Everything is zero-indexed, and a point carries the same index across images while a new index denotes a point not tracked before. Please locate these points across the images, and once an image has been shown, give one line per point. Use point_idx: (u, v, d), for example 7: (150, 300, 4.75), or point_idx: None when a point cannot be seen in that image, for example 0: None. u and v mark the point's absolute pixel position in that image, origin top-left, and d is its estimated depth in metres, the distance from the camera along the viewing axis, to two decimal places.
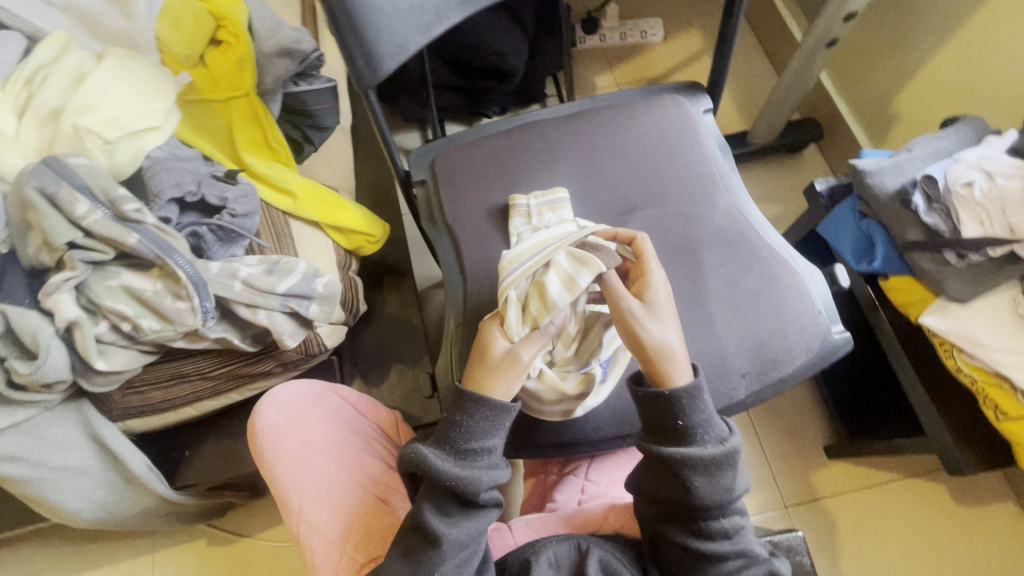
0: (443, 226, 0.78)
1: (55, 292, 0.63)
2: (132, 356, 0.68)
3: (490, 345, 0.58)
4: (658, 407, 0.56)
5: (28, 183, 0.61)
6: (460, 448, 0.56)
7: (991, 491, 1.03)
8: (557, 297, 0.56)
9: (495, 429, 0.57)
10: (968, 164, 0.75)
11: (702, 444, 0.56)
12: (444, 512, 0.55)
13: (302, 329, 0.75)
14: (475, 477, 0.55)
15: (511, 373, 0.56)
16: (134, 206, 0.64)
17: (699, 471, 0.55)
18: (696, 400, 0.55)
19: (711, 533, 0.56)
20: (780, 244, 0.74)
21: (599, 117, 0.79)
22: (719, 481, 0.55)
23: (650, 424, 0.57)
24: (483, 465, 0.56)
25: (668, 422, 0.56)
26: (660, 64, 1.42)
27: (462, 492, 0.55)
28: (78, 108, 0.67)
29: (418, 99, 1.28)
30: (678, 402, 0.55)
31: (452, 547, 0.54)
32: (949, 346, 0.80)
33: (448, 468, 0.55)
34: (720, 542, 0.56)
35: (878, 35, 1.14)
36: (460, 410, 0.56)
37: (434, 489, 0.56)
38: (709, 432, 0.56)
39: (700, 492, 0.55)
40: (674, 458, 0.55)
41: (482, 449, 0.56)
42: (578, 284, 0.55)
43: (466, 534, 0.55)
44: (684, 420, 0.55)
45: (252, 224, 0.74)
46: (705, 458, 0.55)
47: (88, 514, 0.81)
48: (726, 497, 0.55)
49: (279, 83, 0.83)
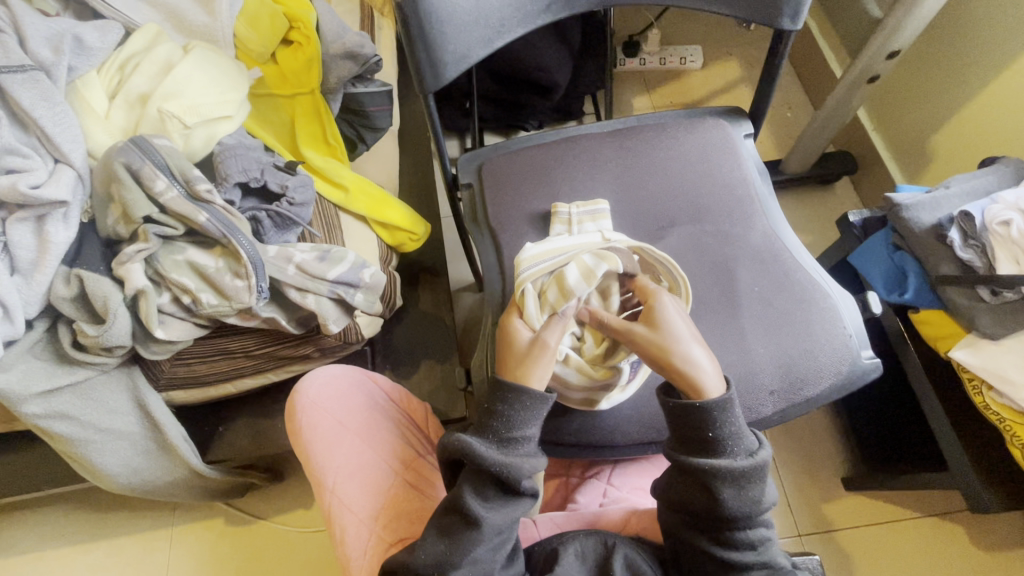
0: (486, 228, 0.81)
1: (128, 261, 0.67)
2: (187, 329, 0.73)
3: (515, 337, 0.62)
4: (691, 419, 0.57)
5: (117, 159, 0.67)
6: (501, 436, 0.58)
7: (1015, 538, 1.01)
8: (575, 284, 0.61)
9: (534, 418, 0.59)
10: (1006, 204, 0.76)
11: (731, 455, 0.57)
12: (484, 496, 0.57)
13: (345, 317, 0.78)
14: (517, 464, 0.57)
15: (540, 359, 0.60)
16: (206, 187, 0.70)
17: (727, 483, 0.56)
18: (728, 412, 0.56)
19: (737, 543, 0.57)
20: (814, 268, 0.76)
21: (643, 134, 0.82)
22: (747, 493, 0.56)
23: (680, 433, 0.58)
24: (522, 453, 0.59)
25: (698, 433, 0.57)
26: (697, 89, 1.46)
27: (504, 478, 0.57)
28: (166, 94, 0.73)
29: (462, 108, 1.33)
30: (709, 414, 0.56)
31: (488, 532, 0.56)
32: (979, 382, 0.80)
33: (491, 454, 0.57)
34: (746, 551, 0.57)
35: (916, 75, 1.16)
36: (501, 400, 0.59)
37: (477, 474, 0.58)
38: (739, 444, 0.57)
39: (728, 502, 0.56)
40: (704, 469, 0.56)
41: (522, 438, 0.59)
42: (596, 273, 0.62)
43: (503, 520, 0.57)
44: (715, 432, 0.56)
45: (306, 214, 0.78)
46: (735, 470, 0.56)
47: (123, 479, 0.84)
48: (754, 509, 0.56)
49: (341, 83, 0.88)
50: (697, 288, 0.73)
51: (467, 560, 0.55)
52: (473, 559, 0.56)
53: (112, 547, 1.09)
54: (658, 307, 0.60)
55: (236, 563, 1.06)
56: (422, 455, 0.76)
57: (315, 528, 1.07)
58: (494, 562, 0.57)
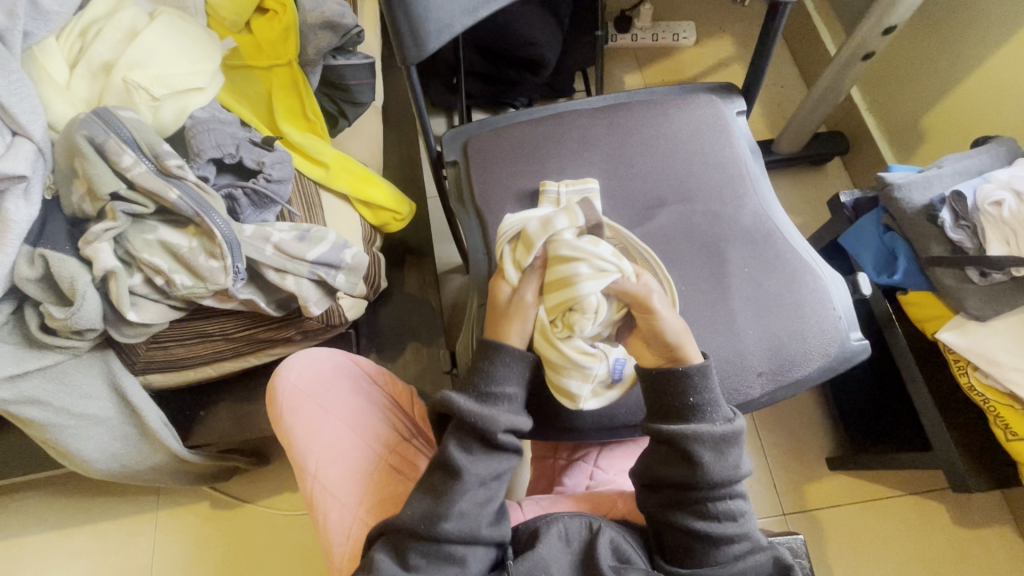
0: (471, 208, 0.78)
1: (96, 240, 0.64)
2: (162, 311, 0.70)
3: (497, 295, 0.63)
4: (670, 383, 0.58)
5: (79, 131, 0.64)
6: (481, 391, 0.60)
7: (992, 513, 1.03)
8: (534, 235, 0.61)
9: (516, 376, 0.60)
10: (998, 183, 0.75)
11: (709, 421, 0.58)
12: (467, 448, 0.58)
13: (326, 298, 0.76)
14: (494, 417, 0.58)
15: (518, 316, 0.62)
16: (177, 162, 0.66)
17: (707, 447, 0.57)
18: (706, 376, 0.58)
19: (718, 516, 0.57)
20: (804, 249, 0.74)
21: (633, 110, 0.80)
22: (726, 459, 0.57)
23: (660, 401, 0.59)
24: (504, 409, 0.59)
25: (679, 398, 0.58)
26: (690, 67, 1.42)
27: (481, 430, 0.58)
28: (129, 63, 0.70)
29: (448, 85, 1.29)
30: (689, 378, 0.58)
31: (472, 482, 0.57)
32: (964, 363, 0.80)
33: (469, 406, 0.59)
34: (726, 524, 0.57)
35: (911, 53, 1.14)
36: (482, 357, 0.61)
37: (459, 428, 0.59)
38: (717, 411, 0.58)
39: (709, 469, 0.56)
40: (683, 434, 0.57)
41: (502, 394, 0.60)
42: (553, 221, 0.61)
43: (486, 471, 0.57)
44: (694, 397, 0.58)
45: (285, 191, 0.76)
46: (715, 434, 0.57)
47: (102, 465, 0.82)
48: (732, 476, 0.57)
49: (320, 54, 0.84)
50: (685, 269, 0.71)
51: (454, 511, 0.55)
52: (461, 511, 0.55)
53: (94, 533, 1.07)
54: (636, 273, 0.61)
55: (223, 546, 1.05)
56: (409, 438, 0.74)
57: (302, 511, 1.06)
58: (480, 518, 0.56)
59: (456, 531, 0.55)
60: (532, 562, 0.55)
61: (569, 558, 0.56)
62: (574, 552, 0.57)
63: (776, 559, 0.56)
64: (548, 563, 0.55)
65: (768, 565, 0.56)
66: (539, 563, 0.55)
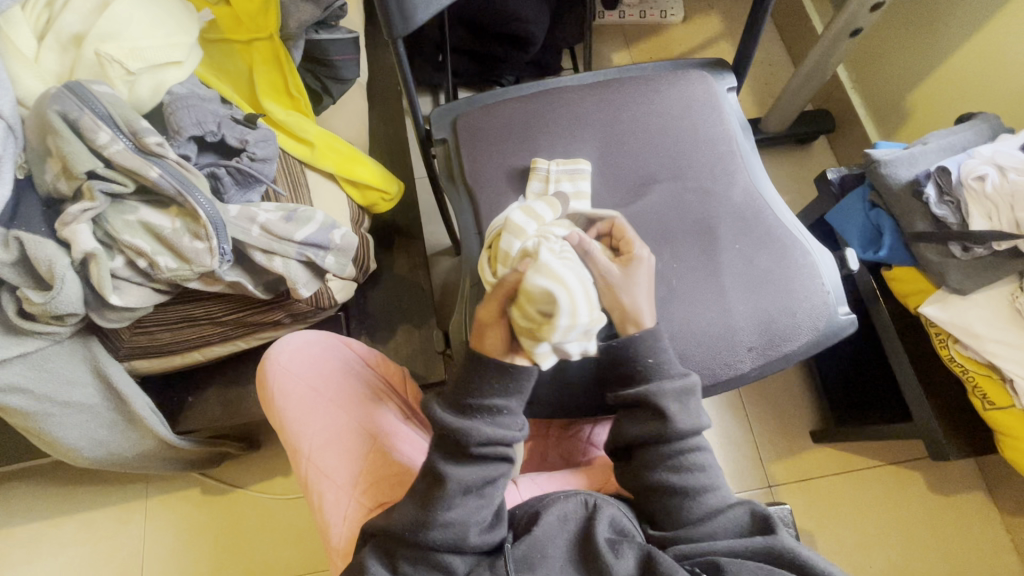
0: (462, 186, 0.77)
1: (73, 222, 0.62)
2: (146, 294, 0.68)
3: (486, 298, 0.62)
4: (630, 351, 0.59)
5: (51, 107, 0.61)
6: (462, 403, 0.58)
7: (967, 481, 1.07)
8: (522, 227, 0.60)
9: (503, 390, 0.57)
10: (982, 159, 0.76)
11: (669, 377, 0.59)
12: (448, 458, 0.57)
13: (315, 279, 0.75)
14: (468, 429, 0.56)
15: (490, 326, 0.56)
16: (156, 139, 0.64)
17: (668, 405, 0.58)
18: (659, 341, 0.59)
19: (689, 470, 0.58)
20: (794, 225, 0.75)
21: (624, 87, 0.79)
22: (687, 414, 0.59)
23: (616, 366, 0.60)
24: (484, 420, 0.57)
25: (634, 361, 0.59)
26: (679, 44, 1.41)
27: (455, 441, 0.57)
28: (102, 35, 0.67)
29: (433, 62, 1.26)
30: (642, 339, 0.59)
31: (457, 491, 0.56)
32: (945, 336, 0.83)
33: (447, 418, 0.57)
34: (698, 477, 0.58)
35: (899, 30, 1.14)
36: (466, 368, 0.58)
37: (439, 439, 0.58)
38: (672, 367, 0.59)
39: (672, 425, 0.58)
40: (644, 394, 0.58)
41: (486, 407, 0.57)
42: (534, 211, 0.62)
43: (471, 479, 0.56)
44: (650, 357, 0.59)
45: (270, 170, 0.73)
46: (674, 391, 0.58)
47: (88, 453, 0.81)
48: (695, 429, 0.59)
49: (303, 29, 0.80)
50: (678, 248, 0.71)
51: (439, 521, 0.55)
52: (445, 522, 0.55)
53: (83, 522, 1.06)
54: (635, 255, 0.60)
55: (215, 530, 1.05)
56: (402, 420, 0.74)
57: (296, 494, 1.06)
58: (470, 525, 0.56)
59: (440, 540, 0.55)
60: (529, 545, 0.56)
61: (567, 536, 0.58)
62: (572, 532, 0.58)
63: (752, 512, 0.57)
64: (545, 544, 0.57)
65: (745, 517, 0.57)
66: (536, 546, 0.56)
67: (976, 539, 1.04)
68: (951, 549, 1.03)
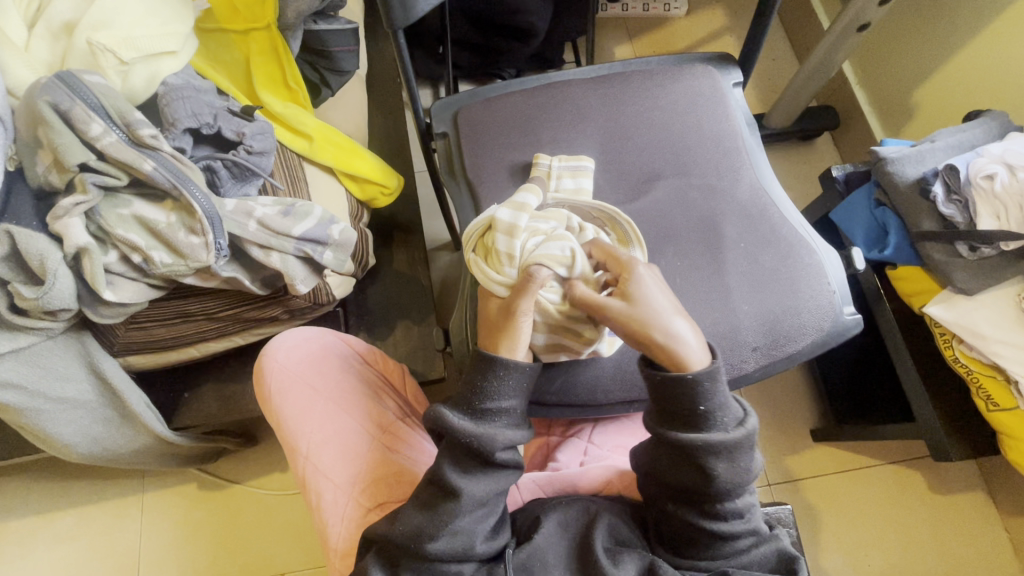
0: (463, 180, 0.76)
1: (65, 216, 0.61)
2: (140, 289, 0.67)
3: (490, 306, 0.60)
4: (681, 395, 0.54)
5: (41, 97, 0.60)
6: (475, 408, 0.57)
7: (965, 482, 1.07)
8: (512, 223, 0.60)
9: (514, 390, 0.58)
10: (991, 157, 0.75)
11: (722, 428, 0.54)
12: (463, 468, 0.56)
13: (314, 276, 0.73)
14: (491, 436, 0.56)
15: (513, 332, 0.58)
16: (150, 131, 0.62)
17: (720, 456, 0.54)
18: (716, 384, 0.54)
19: (727, 516, 0.55)
20: (799, 223, 0.74)
21: (628, 81, 0.78)
22: (738, 465, 0.54)
23: (666, 407, 0.55)
24: (501, 424, 0.57)
25: (688, 407, 0.54)
26: (681, 38, 1.39)
27: (477, 450, 0.56)
28: (94, 25, 0.66)
29: (433, 54, 1.24)
30: (700, 386, 0.53)
31: (469, 503, 0.55)
32: (950, 336, 0.82)
33: (464, 426, 0.56)
34: (734, 522, 0.56)
35: (907, 25, 1.13)
36: (477, 372, 0.58)
37: (454, 447, 0.57)
38: (728, 415, 0.54)
39: (719, 477, 0.54)
40: (695, 444, 0.54)
41: (499, 410, 0.57)
42: (525, 205, 0.61)
43: (483, 491, 0.56)
44: (706, 404, 0.54)
45: (267, 163, 0.72)
46: (727, 443, 0.54)
47: (83, 449, 0.80)
48: (745, 480, 0.55)
49: (301, 18, 0.77)
50: (683, 247, 0.70)
51: (449, 530, 0.54)
52: (454, 530, 0.54)
53: (79, 516, 1.05)
54: (632, 274, 0.56)
55: (212, 526, 1.04)
56: (401, 418, 0.73)
57: (293, 490, 1.05)
58: (476, 533, 0.55)
59: (447, 550, 0.54)
60: (528, 553, 0.56)
61: (567, 543, 0.57)
62: (572, 538, 0.57)
63: (780, 552, 0.56)
64: (545, 552, 0.56)
65: (772, 558, 0.56)
66: (536, 553, 0.56)
67: (975, 539, 1.04)
68: (950, 549, 1.03)
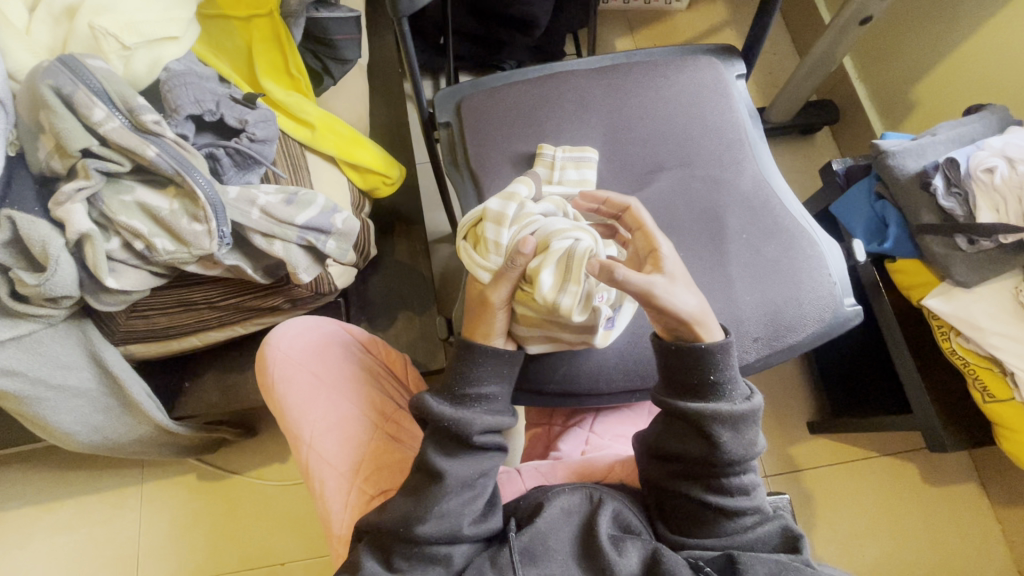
0: (466, 171, 0.76)
1: (67, 202, 0.60)
2: (143, 277, 0.67)
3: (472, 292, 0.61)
4: (693, 363, 0.56)
5: (43, 81, 0.59)
6: (455, 393, 0.59)
7: (960, 472, 1.08)
8: (501, 212, 0.58)
9: (495, 375, 0.60)
10: (992, 151, 0.76)
11: (730, 399, 0.56)
12: (445, 450, 0.57)
13: (316, 265, 0.73)
14: (469, 419, 0.57)
15: (488, 316, 0.59)
16: (153, 117, 0.62)
17: (726, 427, 0.56)
18: (727, 355, 0.56)
19: (733, 490, 0.57)
20: (801, 215, 0.74)
21: (631, 72, 0.77)
22: (743, 437, 0.56)
23: (675, 377, 0.57)
24: (480, 409, 0.58)
25: (696, 377, 0.56)
26: (683, 31, 1.39)
27: (455, 433, 0.57)
28: (95, 8, 0.65)
29: (435, 45, 1.23)
30: (712, 356, 0.55)
31: (453, 485, 0.56)
32: (947, 328, 0.83)
33: (444, 409, 0.57)
34: (740, 498, 0.57)
35: (908, 21, 1.13)
36: (456, 358, 0.60)
37: (435, 431, 0.58)
38: (735, 388, 0.57)
39: (725, 447, 0.56)
40: (703, 413, 0.56)
41: (478, 395, 0.59)
42: (517, 194, 0.59)
43: (466, 473, 0.57)
44: (715, 375, 0.56)
45: (270, 151, 0.72)
46: (735, 413, 0.56)
47: (84, 438, 0.80)
48: (749, 454, 0.56)
49: (303, 6, 0.78)
50: (685, 236, 0.71)
51: (435, 512, 0.55)
52: (441, 512, 0.55)
53: (79, 506, 1.05)
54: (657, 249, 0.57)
55: (211, 517, 1.04)
56: (403, 407, 0.73)
57: (293, 481, 1.05)
58: (462, 516, 0.55)
59: (435, 532, 0.55)
60: (530, 536, 0.56)
61: (571, 528, 0.58)
62: (576, 524, 0.58)
63: (784, 531, 0.57)
64: (547, 536, 0.56)
65: (776, 536, 0.57)
66: (538, 536, 0.56)
67: (967, 530, 1.05)
68: (942, 539, 1.05)
